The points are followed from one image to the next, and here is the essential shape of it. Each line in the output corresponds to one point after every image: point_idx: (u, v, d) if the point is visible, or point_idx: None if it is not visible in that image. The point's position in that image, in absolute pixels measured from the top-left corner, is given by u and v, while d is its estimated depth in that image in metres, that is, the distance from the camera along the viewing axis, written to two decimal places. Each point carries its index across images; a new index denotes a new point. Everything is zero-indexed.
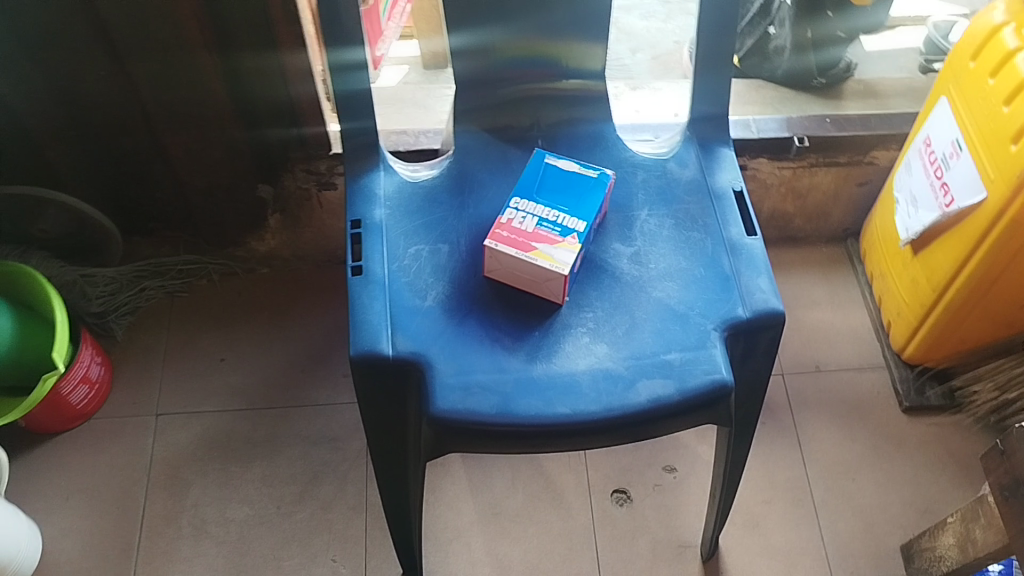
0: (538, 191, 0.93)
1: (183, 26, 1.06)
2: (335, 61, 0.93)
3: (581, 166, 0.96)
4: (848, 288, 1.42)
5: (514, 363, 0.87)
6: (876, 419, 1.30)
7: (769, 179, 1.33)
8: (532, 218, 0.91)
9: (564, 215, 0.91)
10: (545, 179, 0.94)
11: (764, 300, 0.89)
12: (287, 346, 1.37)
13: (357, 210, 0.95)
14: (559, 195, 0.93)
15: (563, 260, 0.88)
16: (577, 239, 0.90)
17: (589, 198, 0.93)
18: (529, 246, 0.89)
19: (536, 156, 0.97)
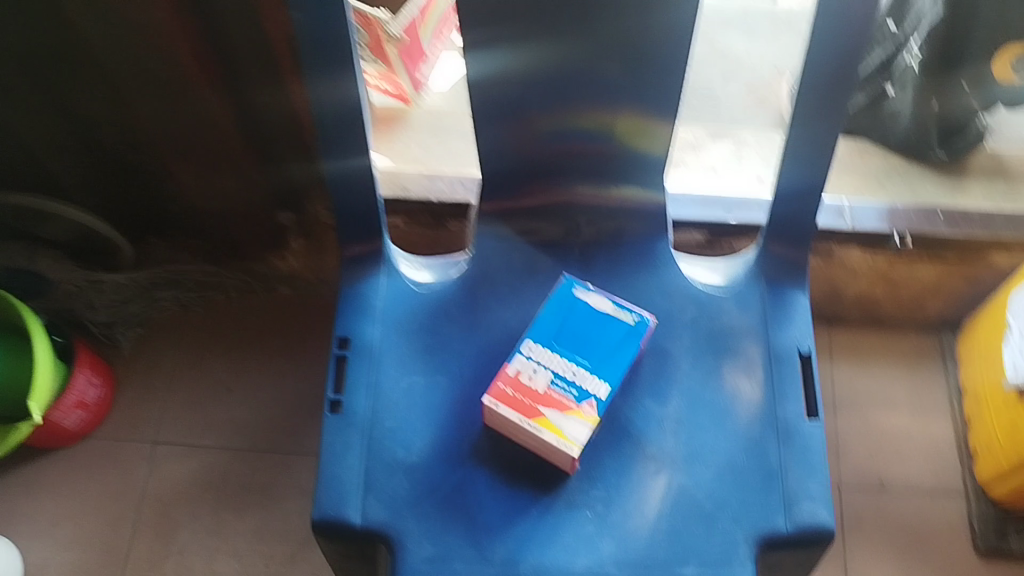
0: (559, 336, 0.78)
1: (179, 58, 0.94)
2: (332, 152, 0.78)
3: (616, 305, 0.79)
4: (934, 392, 1.22)
5: (499, 553, 0.74)
6: (940, 560, 1.13)
7: (858, 266, 1.14)
8: (547, 371, 0.76)
9: (584, 373, 0.76)
10: (569, 320, 0.79)
11: (812, 512, 0.73)
12: (298, 383, 1.28)
13: (348, 325, 0.82)
14: (580, 344, 0.78)
15: (574, 438, 0.74)
16: (594, 408, 0.75)
17: (618, 352, 0.77)
18: (536, 412, 0.75)
19: (563, 285, 0.81)
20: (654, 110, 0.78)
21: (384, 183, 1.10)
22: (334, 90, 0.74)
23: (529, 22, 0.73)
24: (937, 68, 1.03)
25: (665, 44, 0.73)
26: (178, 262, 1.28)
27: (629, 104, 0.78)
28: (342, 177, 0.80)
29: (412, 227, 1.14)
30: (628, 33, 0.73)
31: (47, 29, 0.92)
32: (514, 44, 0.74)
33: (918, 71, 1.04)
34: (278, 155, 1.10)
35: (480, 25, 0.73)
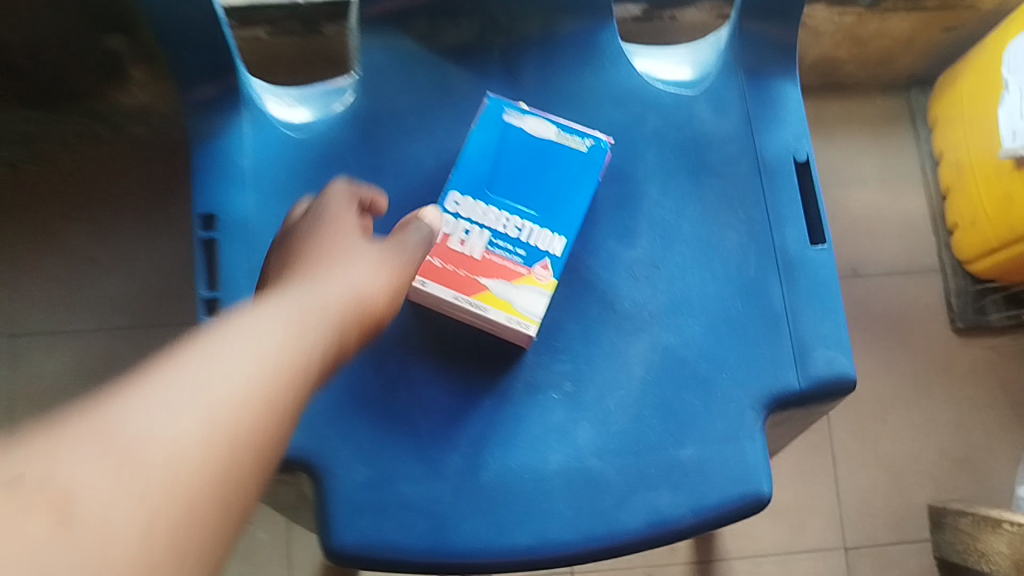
0: (493, 180, 0.60)
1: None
2: None
3: (560, 130, 0.61)
4: (905, 161, 1.09)
5: (454, 460, 0.58)
6: (920, 342, 1.05)
7: (822, 27, 0.95)
8: (483, 231, 0.59)
9: (529, 227, 0.59)
10: (502, 157, 0.60)
11: (829, 362, 0.60)
12: (177, 242, 1.07)
13: (211, 197, 0.62)
14: (520, 188, 0.60)
15: (529, 313, 0.57)
16: (550, 270, 0.58)
17: (570, 192, 0.60)
18: (475, 286, 0.58)
19: (489, 110, 0.61)
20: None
21: None
22: None
23: None
24: None
25: None
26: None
27: None
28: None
29: (281, 39, 0.90)
30: None
31: None
32: None
33: None
34: None
35: None
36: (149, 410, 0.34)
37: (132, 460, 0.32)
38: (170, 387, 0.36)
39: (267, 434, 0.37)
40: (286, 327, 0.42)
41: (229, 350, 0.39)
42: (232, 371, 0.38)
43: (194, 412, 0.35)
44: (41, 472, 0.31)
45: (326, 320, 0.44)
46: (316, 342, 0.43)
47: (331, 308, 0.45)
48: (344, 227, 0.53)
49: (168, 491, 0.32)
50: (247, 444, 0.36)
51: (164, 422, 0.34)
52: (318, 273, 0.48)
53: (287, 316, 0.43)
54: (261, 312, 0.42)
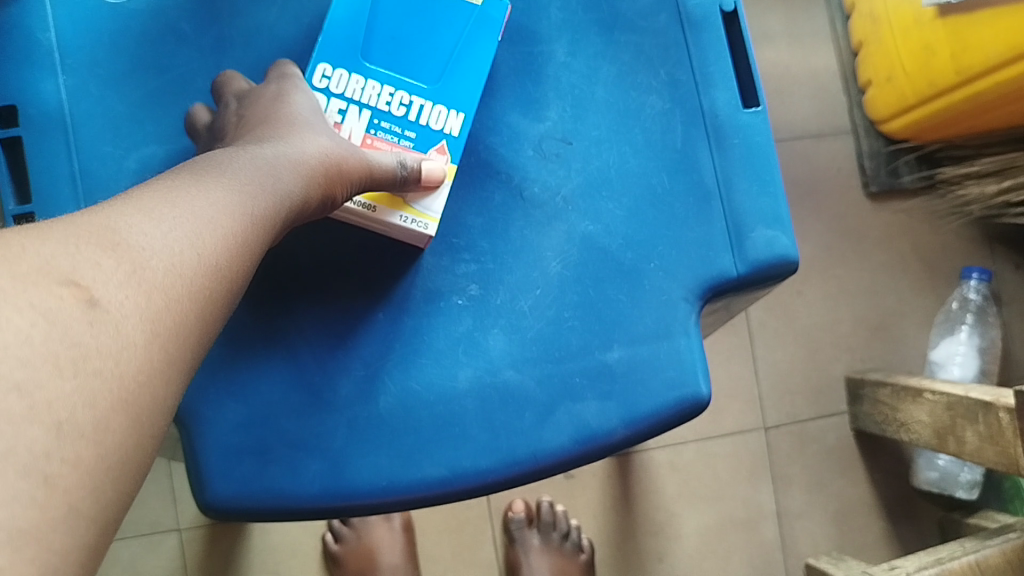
0: (370, 45, 0.48)
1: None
2: None
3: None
4: (813, 14, 1.01)
5: (346, 385, 0.49)
6: (833, 209, 1.00)
7: None
8: (365, 111, 0.48)
9: (418, 103, 0.48)
10: (377, 16, 0.48)
11: (769, 242, 0.52)
12: None
13: (9, 84, 0.49)
14: (404, 55, 0.48)
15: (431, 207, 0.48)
16: (447, 155, 0.49)
17: (466, 59, 0.49)
18: None
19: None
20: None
21: None
22: None
23: None
24: None
25: None
26: None
27: None
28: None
29: None
30: None
31: None
32: None
33: None
34: None
35: None
36: (151, 219, 0.34)
37: (138, 262, 0.33)
38: (171, 207, 0.36)
39: (244, 266, 0.38)
40: (258, 182, 0.40)
41: (215, 182, 0.38)
42: (212, 211, 0.37)
43: (189, 232, 0.35)
44: (44, 259, 0.30)
45: (300, 176, 0.42)
46: (288, 199, 0.41)
47: (305, 165, 0.42)
48: (310, 115, 0.45)
49: (169, 304, 0.33)
50: (228, 272, 0.36)
51: (162, 238, 0.34)
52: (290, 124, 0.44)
53: (259, 167, 0.41)
54: (240, 157, 0.41)
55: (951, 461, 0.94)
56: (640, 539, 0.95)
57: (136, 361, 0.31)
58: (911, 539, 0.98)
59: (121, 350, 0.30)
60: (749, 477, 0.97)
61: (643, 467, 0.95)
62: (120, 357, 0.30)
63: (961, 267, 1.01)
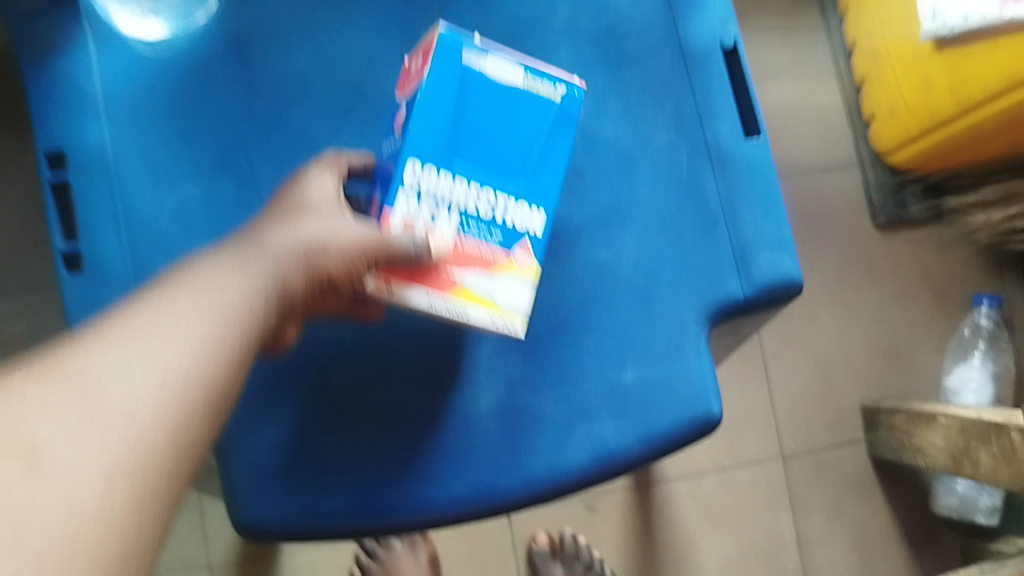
0: (455, 146, 0.44)
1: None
2: None
3: (527, 72, 0.45)
4: (817, 50, 1.05)
5: (375, 410, 0.52)
6: (844, 240, 1.02)
7: None
8: (454, 217, 0.44)
9: (506, 202, 0.45)
10: (463, 107, 0.44)
11: (773, 265, 0.54)
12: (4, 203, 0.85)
13: (55, 131, 0.53)
14: (490, 151, 0.45)
15: (513, 307, 0.45)
16: (532, 255, 0.46)
17: (549, 155, 0.46)
18: (446, 281, 0.43)
19: (440, 52, 0.43)
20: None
21: None
22: None
23: None
24: None
25: None
26: None
27: None
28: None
29: None
30: None
31: None
32: None
33: None
34: None
35: None
36: (100, 352, 0.32)
37: (79, 404, 0.30)
38: (125, 332, 0.33)
39: (213, 382, 0.34)
40: (246, 277, 0.37)
41: (178, 296, 0.35)
42: (168, 330, 0.34)
43: (144, 355, 0.32)
44: None
45: (275, 272, 0.38)
46: (266, 300, 0.38)
47: (284, 257, 0.39)
48: (332, 199, 0.42)
49: (130, 434, 0.30)
50: (194, 391, 0.33)
51: (118, 373, 0.31)
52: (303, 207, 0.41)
53: (254, 254, 0.38)
54: (214, 263, 0.37)
55: (969, 486, 0.94)
56: (663, 568, 0.95)
57: (93, 507, 0.28)
58: (932, 564, 0.99)
59: (68, 501, 0.28)
60: (769, 505, 0.98)
61: (664, 496, 0.96)
62: (75, 503, 0.28)
63: (973, 294, 1.03)
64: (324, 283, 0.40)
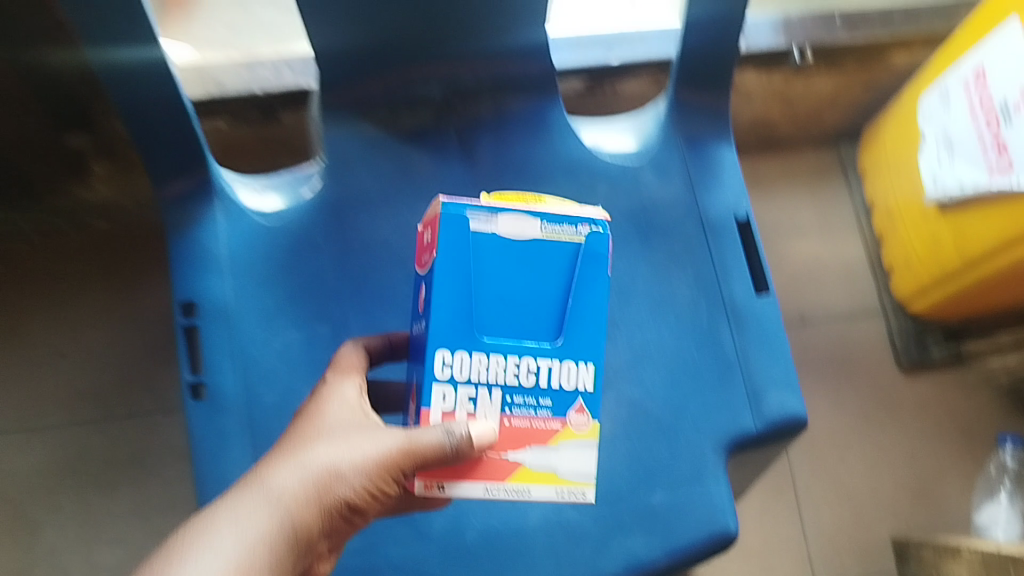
0: (484, 316, 0.48)
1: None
2: (108, 29, 0.58)
3: (544, 220, 0.49)
4: (840, 209, 1.16)
5: (438, 526, 0.60)
6: (870, 383, 1.10)
7: (754, 91, 1.03)
8: (496, 390, 0.48)
9: (545, 366, 0.48)
10: (483, 278, 0.48)
11: (780, 404, 0.64)
12: (126, 326, 1.02)
13: (188, 286, 0.65)
14: (520, 317, 0.49)
15: (573, 472, 0.49)
16: (587, 412, 0.49)
17: (578, 302, 0.49)
18: (506, 467, 0.48)
19: (445, 224, 0.47)
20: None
21: (191, 83, 0.87)
22: None
23: None
24: None
25: None
26: None
27: None
28: (132, 81, 0.61)
29: (239, 130, 0.91)
30: None
31: None
32: None
33: None
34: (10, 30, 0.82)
35: None
36: None
37: None
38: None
39: None
40: (263, 509, 0.43)
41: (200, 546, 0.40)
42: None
43: None
44: None
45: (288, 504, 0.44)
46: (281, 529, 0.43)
47: (295, 490, 0.45)
48: (334, 426, 0.49)
49: None
50: None
51: None
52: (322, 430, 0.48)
53: (264, 494, 0.44)
54: (229, 508, 0.43)
55: None
56: None
57: None
58: None
59: None
60: None
61: None
62: None
63: (997, 433, 1.09)
64: (335, 507, 0.46)
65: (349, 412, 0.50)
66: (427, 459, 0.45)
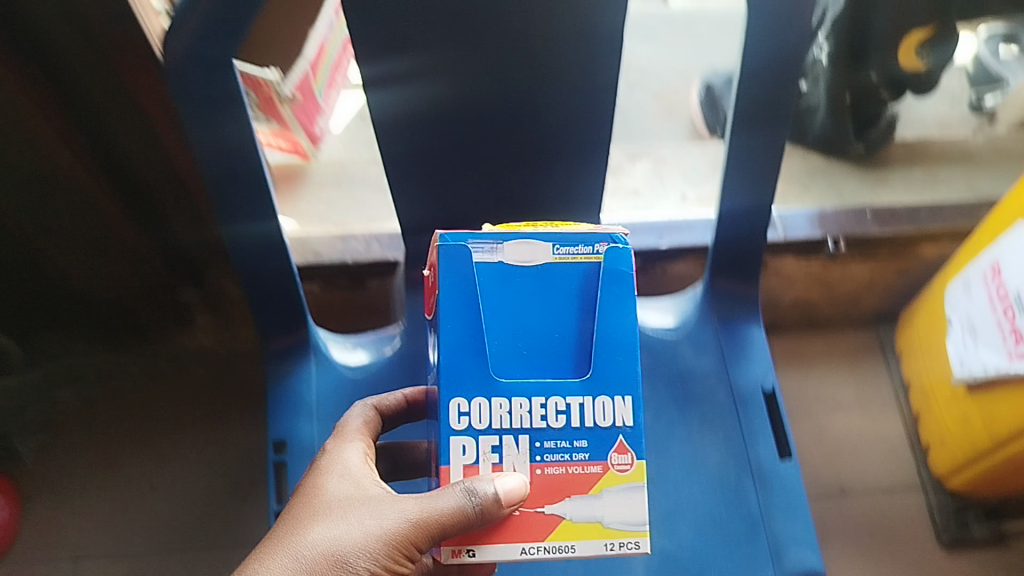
0: (506, 359, 0.52)
1: (32, 130, 0.80)
2: (236, 207, 0.70)
3: (554, 246, 0.53)
4: (878, 388, 1.22)
5: None
6: (913, 558, 1.11)
7: (794, 274, 1.13)
8: (523, 437, 0.51)
9: (569, 401, 0.51)
10: (498, 312, 0.52)
11: (801, 559, 0.69)
12: (213, 463, 1.12)
13: (282, 428, 0.75)
14: (542, 353, 0.52)
15: (622, 516, 0.51)
16: (628, 449, 0.51)
17: (603, 329, 0.52)
18: (549, 523, 0.51)
19: (449, 260, 0.52)
20: (580, 129, 0.77)
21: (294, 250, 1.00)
22: (247, 176, 0.69)
23: (458, 64, 0.71)
24: (846, 59, 1.05)
25: (590, 56, 0.71)
26: (82, 359, 1.13)
27: (565, 162, 0.80)
28: (252, 248, 0.73)
29: (330, 293, 1.04)
30: (548, 68, 0.72)
31: None
32: (429, 79, 0.72)
33: (830, 62, 1.06)
34: (153, 202, 0.97)
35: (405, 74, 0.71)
36: None
37: None
38: None
39: None
40: None
41: None
42: None
43: None
44: None
45: None
46: None
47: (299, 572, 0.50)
48: (335, 501, 0.54)
49: None
50: None
51: None
52: (320, 512, 0.53)
53: None
54: None
55: None
56: None
57: None
58: None
59: None
60: None
61: None
62: None
63: None
64: None
65: (349, 485, 0.55)
66: (443, 527, 0.49)
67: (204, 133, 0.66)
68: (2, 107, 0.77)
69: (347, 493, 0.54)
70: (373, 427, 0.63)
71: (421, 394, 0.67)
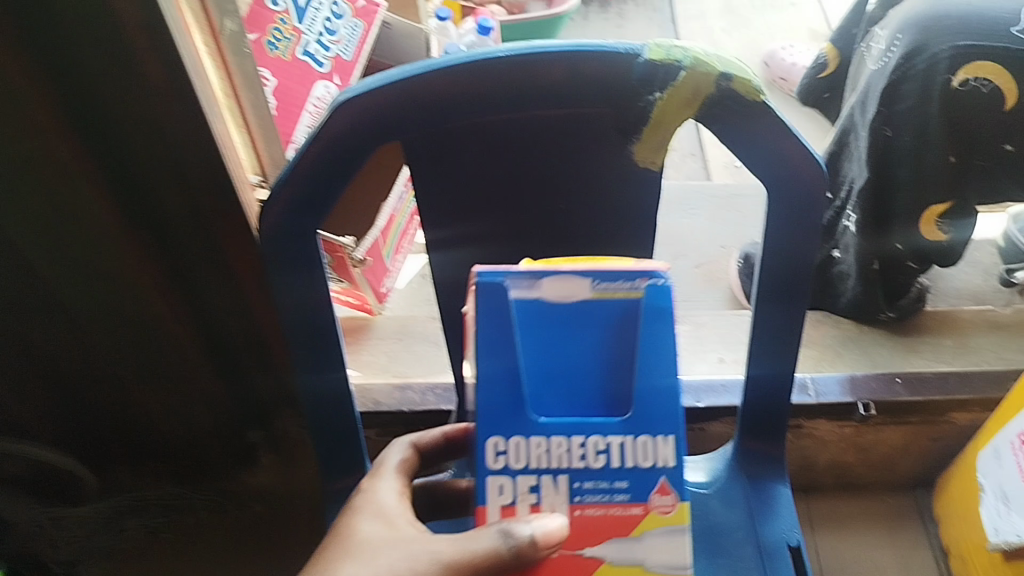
0: (544, 391, 0.61)
1: (137, 285, 0.92)
2: (305, 357, 0.79)
3: (592, 282, 0.62)
4: (919, 552, 1.22)
5: None
6: None
7: (827, 436, 1.18)
8: (562, 477, 0.58)
9: (607, 441, 0.58)
10: (536, 343, 0.61)
11: None
12: None
13: None
14: (579, 390, 0.61)
15: (662, 557, 0.57)
16: (671, 492, 0.58)
17: (644, 370, 0.60)
18: (590, 564, 0.57)
19: (490, 295, 0.60)
20: None
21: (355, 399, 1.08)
22: (320, 331, 0.78)
23: (508, 233, 0.81)
24: (872, 227, 1.12)
25: (629, 235, 0.81)
26: (152, 492, 1.20)
27: None
28: (319, 395, 0.81)
29: (385, 438, 1.11)
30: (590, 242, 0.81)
31: (53, 310, 0.91)
32: (483, 244, 0.81)
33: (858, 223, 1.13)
34: (230, 351, 1.07)
35: (467, 239, 0.81)
36: None
37: None
38: None
39: None
40: None
41: None
42: None
43: None
44: None
45: None
46: None
47: None
48: (373, 540, 0.60)
49: None
50: None
51: None
52: (353, 551, 0.59)
53: None
54: None
55: None
56: None
57: None
58: None
59: None
60: None
61: None
62: None
63: None
64: None
65: (384, 526, 0.61)
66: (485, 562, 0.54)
67: (287, 295, 0.75)
68: (117, 266, 0.89)
69: (380, 533, 0.61)
70: (410, 464, 0.70)
71: (459, 433, 0.72)
